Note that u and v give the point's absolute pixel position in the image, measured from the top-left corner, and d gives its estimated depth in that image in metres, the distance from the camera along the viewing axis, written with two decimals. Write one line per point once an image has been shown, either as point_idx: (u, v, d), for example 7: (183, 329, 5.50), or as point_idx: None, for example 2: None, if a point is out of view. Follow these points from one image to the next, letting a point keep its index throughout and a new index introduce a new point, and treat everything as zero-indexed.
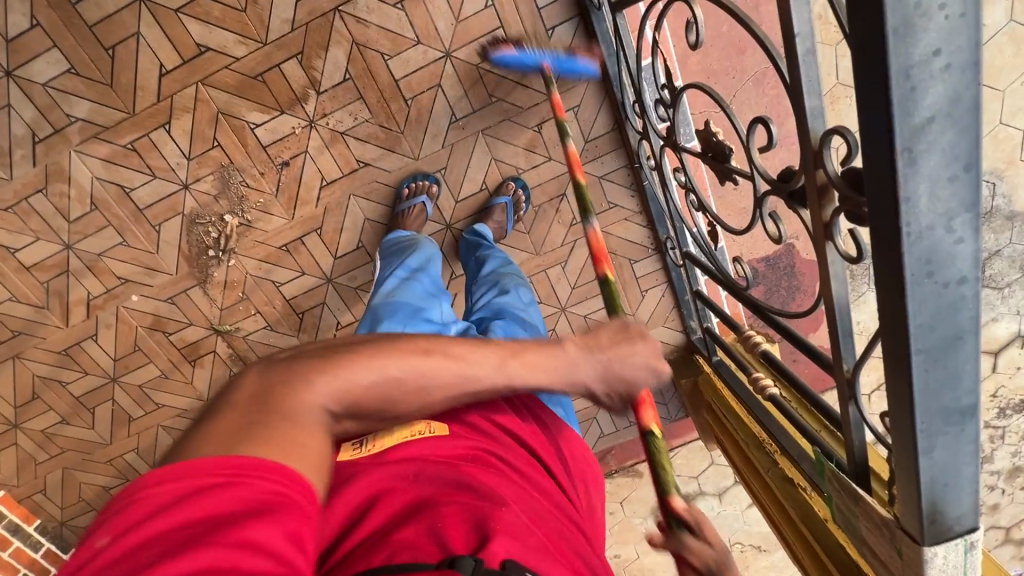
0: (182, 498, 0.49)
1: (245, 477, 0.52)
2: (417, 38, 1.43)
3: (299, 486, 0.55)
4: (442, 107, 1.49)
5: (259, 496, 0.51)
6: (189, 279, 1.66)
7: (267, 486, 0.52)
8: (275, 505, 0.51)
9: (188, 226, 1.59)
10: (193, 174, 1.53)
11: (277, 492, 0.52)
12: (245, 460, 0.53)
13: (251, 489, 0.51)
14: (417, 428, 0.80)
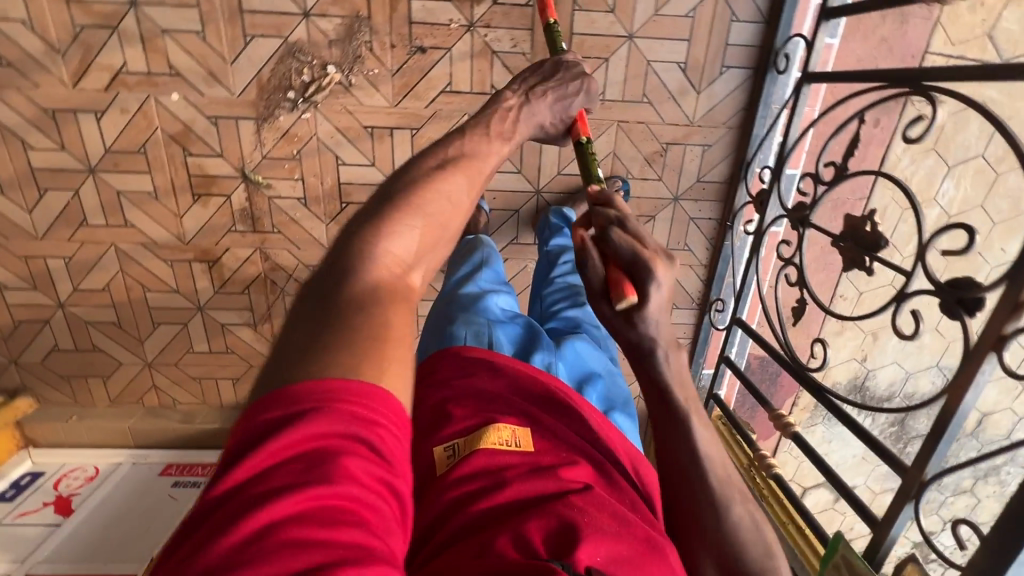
0: (278, 429, 0.45)
1: (340, 405, 0.47)
2: (614, 7, 1.40)
3: (395, 409, 0.50)
4: (597, 82, 1.47)
5: (356, 425, 0.47)
6: (248, 109, 1.45)
7: (358, 417, 0.47)
8: (373, 440, 0.47)
9: (282, 55, 1.40)
10: (321, 7, 1.36)
11: (368, 426, 0.47)
12: (340, 387, 0.48)
13: (343, 423, 0.46)
14: (504, 436, 0.85)
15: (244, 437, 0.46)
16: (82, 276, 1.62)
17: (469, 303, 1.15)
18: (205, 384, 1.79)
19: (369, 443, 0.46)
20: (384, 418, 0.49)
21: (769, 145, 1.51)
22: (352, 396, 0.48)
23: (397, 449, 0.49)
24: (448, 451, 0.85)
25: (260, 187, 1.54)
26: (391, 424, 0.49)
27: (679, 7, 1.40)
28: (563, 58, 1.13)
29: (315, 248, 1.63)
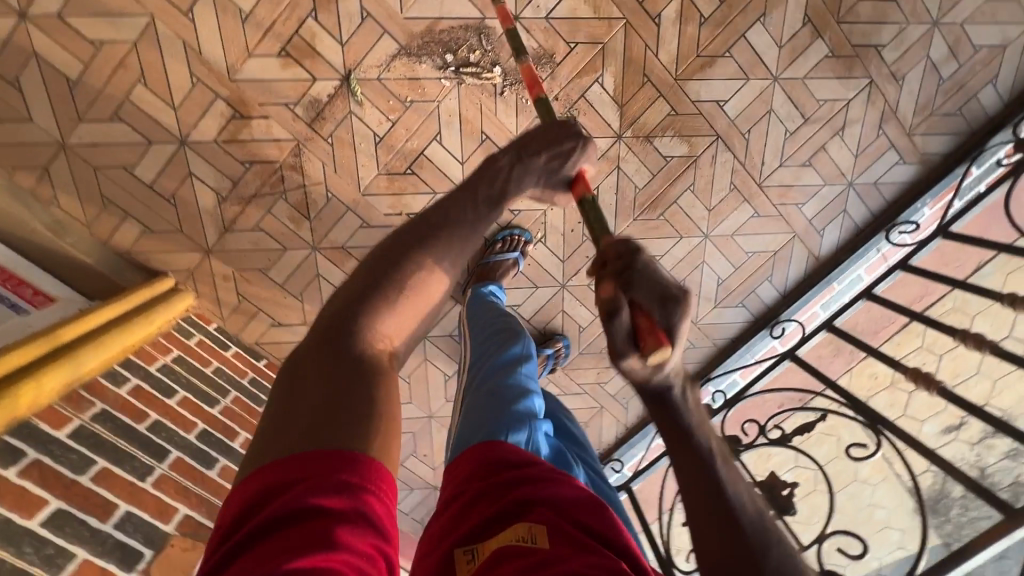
0: (271, 493, 0.47)
1: (321, 459, 0.49)
2: (710, 209, 1.64)
3: (381, 475, 0.51)
4: (661, 245, 1.67)
5: (342, 489, 0.48)
6: (402, 32, 1.37)
7: (342, 474, 0.49)
8: (362, 506, 0.47)
9: (470, 24, 1.38)
10: (530, 23, 1.40)
11: (351, 481, 0.49)
12: (325, 456, 0.49)
13: (328, 478, 0.48)
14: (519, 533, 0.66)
15: (237, 504, 0.47)
16: (80, 11, 1.27)
17: (505, 393, 1.04)
18: (109, 209, 1.45)
19: (357, 507, 0.47)
20: (365, 477, 0.50)
21: (730, 382, 1.81)
22: (328, 450, 0.50)
23: (385, 516, 0.49)
24: (466, 555, 0.67)
25: (349, 97, 1.42)
26: (376, 494, 0.49)
27: (746, 244, 1.70)
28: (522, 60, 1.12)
29: (349, 181, 1.50)
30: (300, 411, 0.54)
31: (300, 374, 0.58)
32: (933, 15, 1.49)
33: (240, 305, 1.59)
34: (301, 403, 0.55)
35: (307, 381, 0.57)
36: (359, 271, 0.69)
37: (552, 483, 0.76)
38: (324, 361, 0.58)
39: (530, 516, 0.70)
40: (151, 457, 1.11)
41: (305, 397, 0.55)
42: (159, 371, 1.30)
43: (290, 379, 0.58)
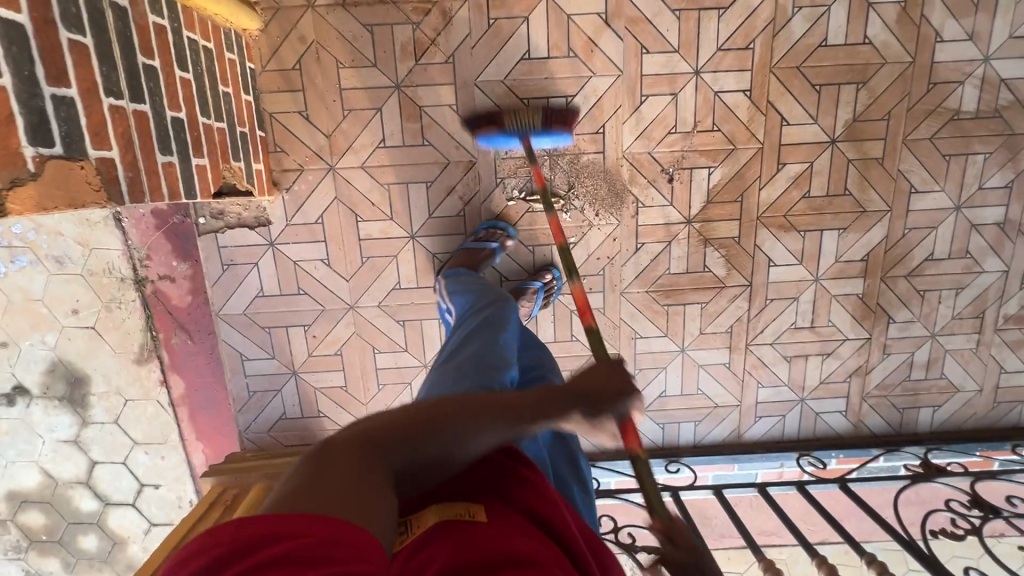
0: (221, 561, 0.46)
1: (317, 525, 0.49)
2: (701, 331, 1.73)
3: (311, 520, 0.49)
4: (647, 329, 1.72)
5: (282, 535, 0.47)
6: (615, 4, 1.44)
7: (327, 532, 0.48)
8: (295, 541, 0.47)
9: (663, 46, 1.48)
10: (702, 87, 1.51)
11: (296, 533, 0.48)
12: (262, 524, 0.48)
13: (288, 522, 0.48)
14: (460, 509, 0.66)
15: (232, 539, 0.47)
16: None
17: (480, 359, 0.98)
18: None
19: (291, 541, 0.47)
20: (314, 523, 0.49)
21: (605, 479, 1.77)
22: (312, 516, 0.50)
23: (321, 528, 0.49)
24: (401, 526, 0.65)
25: (537, 8, 1.43)
26: (305, 530, 0.48)
27: (703, 381, 1.78)
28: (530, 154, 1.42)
29: (474, 64, 1.47)
30: (315, 485, 0.54)
31: (328, 455, 0.59)
32: (934, 328, 1.76)
33: (289, 72, 1.45)
34: (320, 484, 0.54)
35: (326, 464, 0.58)
36: (410, 412, 0.69)
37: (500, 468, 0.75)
38: (357, 449, 0.61)
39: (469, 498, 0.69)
40: (126, 88, 0.93)
41: (320, 479, 0.55)
42: (187, 40, 1.13)
43: (319, 454, 0.60)
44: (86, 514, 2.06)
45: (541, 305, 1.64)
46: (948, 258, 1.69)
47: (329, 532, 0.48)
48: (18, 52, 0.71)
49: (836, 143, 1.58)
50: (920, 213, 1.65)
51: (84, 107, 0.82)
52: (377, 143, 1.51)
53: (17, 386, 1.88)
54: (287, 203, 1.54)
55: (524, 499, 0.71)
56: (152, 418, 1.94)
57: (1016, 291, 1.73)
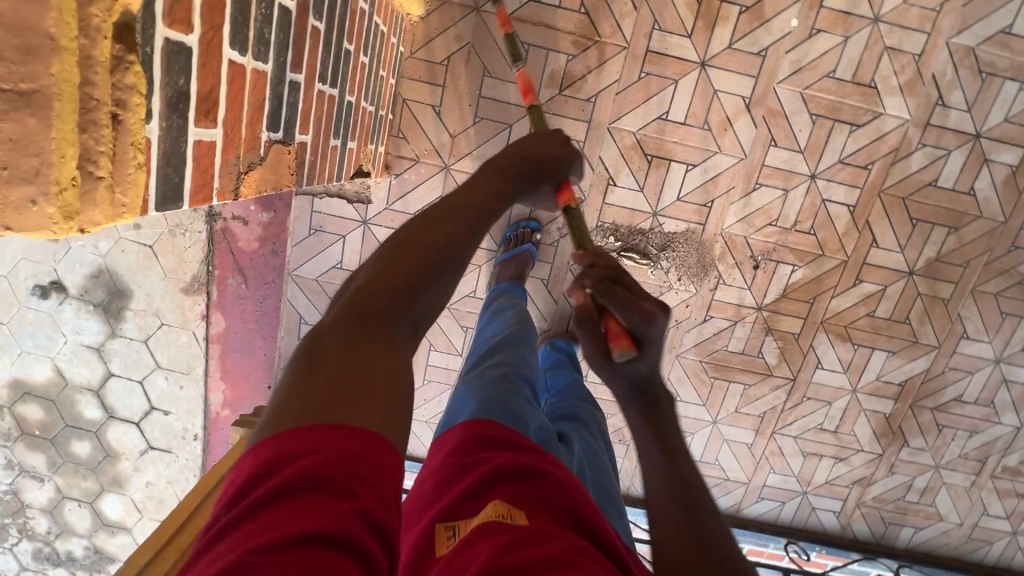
0: (249, 486, 0.41)
1: (329, 436, 0.43)
2: (736, 410, 1.81)
3: (325, 433, 0.44)
4: (689, 395, 1.78)
5: (298, 452, 0.42)
6: (761, 92, 1.48)
7: (342, 437, 0.43)
8: (309, 457, 0.42)
9: (791, 144, 1.53)
10: (813, 190, 1.57)
11: (311, 448, 0.42)
12: (280, 440, 0.44)
13: (310, 435, 0.43)
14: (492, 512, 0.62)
15: (243, 467, 0.43)
16: None
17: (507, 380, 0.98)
18: None
19: (312, 455, 0.42)
20: (336, 434, 0.44)
21: None
22: (334, 425, 0.44)
23: (340, 441, 0.43)
24: (447, 531, 0.64)
25: (688, 74, 1.46)
26: (317, 448, 0.43)
27: (722, 455, 1.87)
28: (517, 65, 1.04)
29: (612, 109, 1.49)
30: (312, 390, 0.48)
31: (319, 356, 0.51)
32: (940, 460, 1.88)
33: (435, 65, 1.45)
34: (313, 381, 0.49)
35: (317, 367, 0.50)
36: (379, 279, 0.58)
37: (528, 458, 0.73)
38: (342, 331, 0.53)
39: (505, 488, 0.68)
40: (329, 72, 0.93)
41: (316, 375, 0.49)
42: (373, 23, 1.13)
43: (306, 349, 0.53)
44: (86, 421, 2.02)
45: None
46: (974, 402, 1.81)
47: (345, 437, 0.43)
48: (283, 38, 0.72)
49: (913, 275, 1.66)
50: (963, 356, 1.75)
51: (304, 93, 0.83)
52: (497, 157, 1.52)
53: (55, 281, 1.83)
54: (392, 188, 1.55)
55: (538, 476, 0.70)
56: (183, 347, 1.91)
57: (1020, 446, 1.87)
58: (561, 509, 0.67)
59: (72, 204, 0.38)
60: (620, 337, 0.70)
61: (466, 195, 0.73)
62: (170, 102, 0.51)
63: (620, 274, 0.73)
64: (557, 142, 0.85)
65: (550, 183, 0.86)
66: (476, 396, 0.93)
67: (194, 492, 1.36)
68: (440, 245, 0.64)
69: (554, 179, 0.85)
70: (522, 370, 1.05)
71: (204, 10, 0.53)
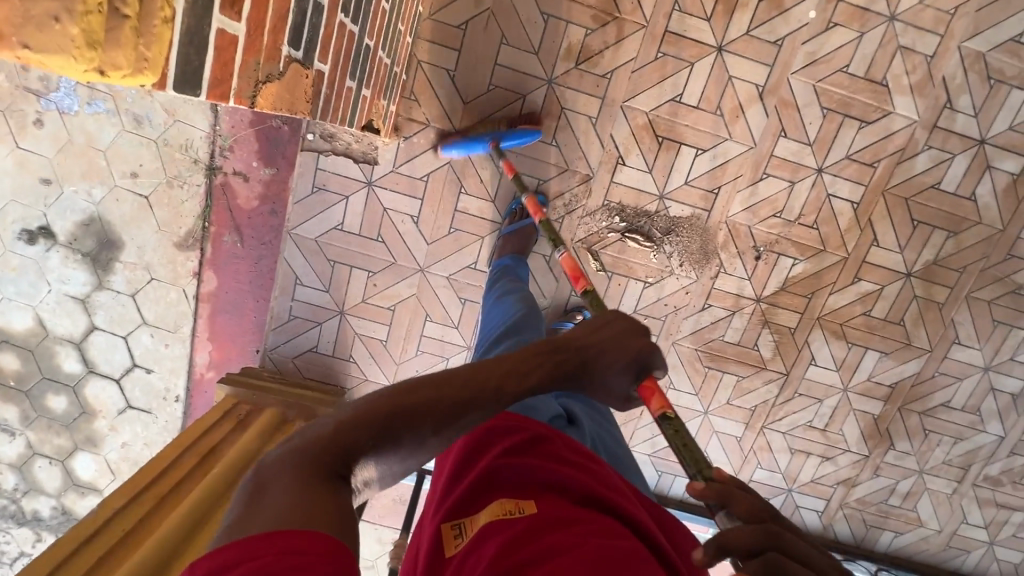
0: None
1: (266, 542, 0.48)
2: (728, 402, 1.81)
3: (260, 539, 0.48)
4: (682, 383, 1.78)
5: (236, 558, 0.47)
6: (774, 82, 1.49)
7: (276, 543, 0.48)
8: (246, 557, 0.47)
9: (800, 136, 1.54)
10: (819, 184, 1.58)
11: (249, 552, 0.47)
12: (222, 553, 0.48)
13: (252, 542, 0.48)
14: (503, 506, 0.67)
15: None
16: None
17: None
18: None
19: (249, 554, 0.47)
20: (271, 540, 0.48)
21: None
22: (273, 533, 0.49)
23: (274, 542, 0.48)
24: (454, 529, 0.69)
25: (705, 58, 1.46)
26: (256, 546, 0.48)
27: (712, 446, 1.86)
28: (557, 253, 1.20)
29: (627, 88, 1.49)
30: (258, 515, 0.52)
31: (267, 490, 0.56)
32: (924, 466, 1.90)
33: (453, 29, 1.44)
34: (260, 514, 0.53)
35: (262, 503, 0.54)
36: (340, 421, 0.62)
37: (537, 457, 0.76)
38: (293, 474, 0.57)
39: (515, 488, 0.72)
40: (352, 7, 0.91)
41: (261, 516, 0.52)
42: None
43: (256, 488, 0.57)
44: (65, 374, 1.95)
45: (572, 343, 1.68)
46: (960, 409, 1.83)
47: (284, 538, 0.48)
48: None
49: (910, 276, 1.68)
50: (953, 362, 1.77)
51: (326, 18, 0.81)
52: (507, 127, 1.51)
53: (44, 227, 1.76)
54: (400, 151, 1.53)
55: (531, 467, 0.73)
56: (171, 304, 1.87)
57: (1003, 456, 1.89)
58: (586, 500, 0.71)
59: (94, 32, 0.37)
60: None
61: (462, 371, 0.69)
62: None
63: (778, 539, 0.56)
64: (634, 337, 0.79)
65: (610, 357, 0.77)
66: None
67: (175, 443, 1.34)
68: (419, 402, 0.64)
69: (633, 370, 0.79)
70: None
71: None
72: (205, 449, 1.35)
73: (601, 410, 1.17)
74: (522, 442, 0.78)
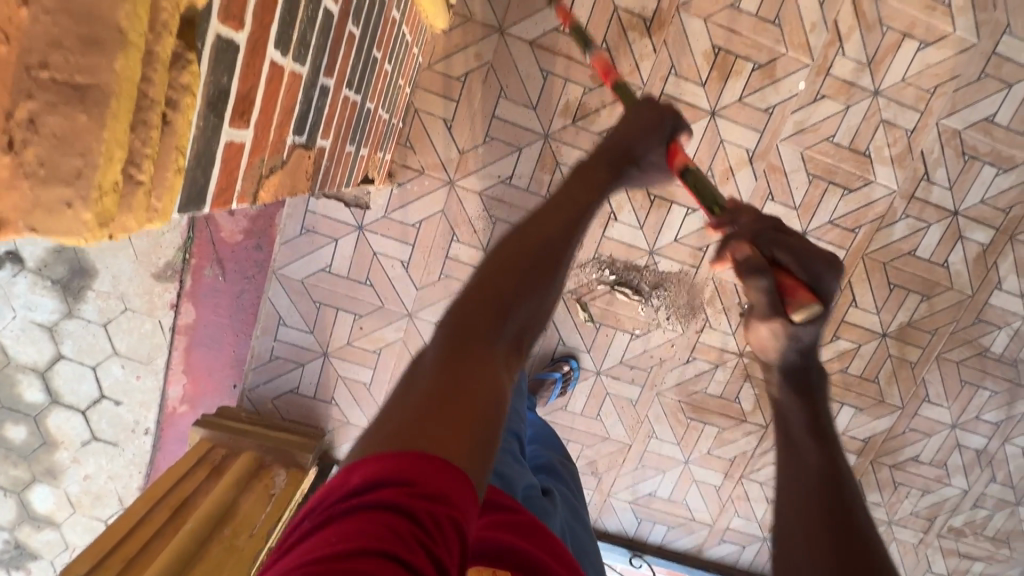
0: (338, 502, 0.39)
1: (422, 464, 0.39)
2: (709, 451, 1.82)
3: (411, 464, 0.39)
4: (664, 432, 1.79)
5: (393, 478, 0.39)
6: (764, 147, 1.53)
7: (433, 473, 0.39)
8: (403, 486, 0.38)
9: (787, 200, 1.58)
10: None
11: (405, 475, 0.39)
12: (379, 458, 0.40)
13: (410, 462, 0.39)
14: None
15: (334, 482, 0.40)
16: None
17: (494, 437, 0.93)
18: None
19: (407, 480, 0.39)
20: (433, 464, 0.40)
21: None
22: (426, 457, 0.40)
23: (434, 476, 0.39)
24: None
25: (698, 121, 1.50)
26: (411, 474, 0.39)
27: (691, 495, 1.86)
28: (591, 52, 1.04)
29: None
30: (408, 405, 0.44)
31: (419, 377, 0.47)
32: (893, 516, 1.95)
33: (452, 80, 1.44)
34: (417, 386, 0.47)
35: (419, 384, 0.46)
36: (491, 285, 0.54)
37: (511, 533, 0.64)
38: (450, 345, 0.49)
39: (485, 565, 0.59)
40: (356, 79, 0.90)
41: (411, 397, 0.45)
42: (401, 33, 1.12)
43: (414, 364, 0.50)
44: (26, 405, 1.83)
45: (558, 392, 1.69)
46: (928, 463, 1.89)
47: (440, 474, 0.39)
48: (322, 41, 0.69)
49: (885, 336, 1.73)
50: (923, 419, 1.83)
51: (331, 98, 0.80)
52: (503, 178, 1.51)
53: (12, 252, 1.68)
54: (393, 197, 1.52)
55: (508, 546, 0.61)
56: (145, 336, 1.78)
57: (966, 509, 1.95)
58: None
59: (109, 210, 0.34)
60: (799, 289, 0.64)
61: (573, 194, 0.69)
62: (210, 101, 0.47)
63: (777, 225, 0.72)
64: (661, 118, 0.83)
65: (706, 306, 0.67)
66: None
67: (144, 497, 1.28)
68: (538, 249, 0.60)
69: (662, 137, 0.83)
70: (510, 424, 1.00)
71: (257, 8, 0.51)
72: (176, 503, 1.29)
73: (576, 498, 1.10)
74: (501, 517, 0.66)
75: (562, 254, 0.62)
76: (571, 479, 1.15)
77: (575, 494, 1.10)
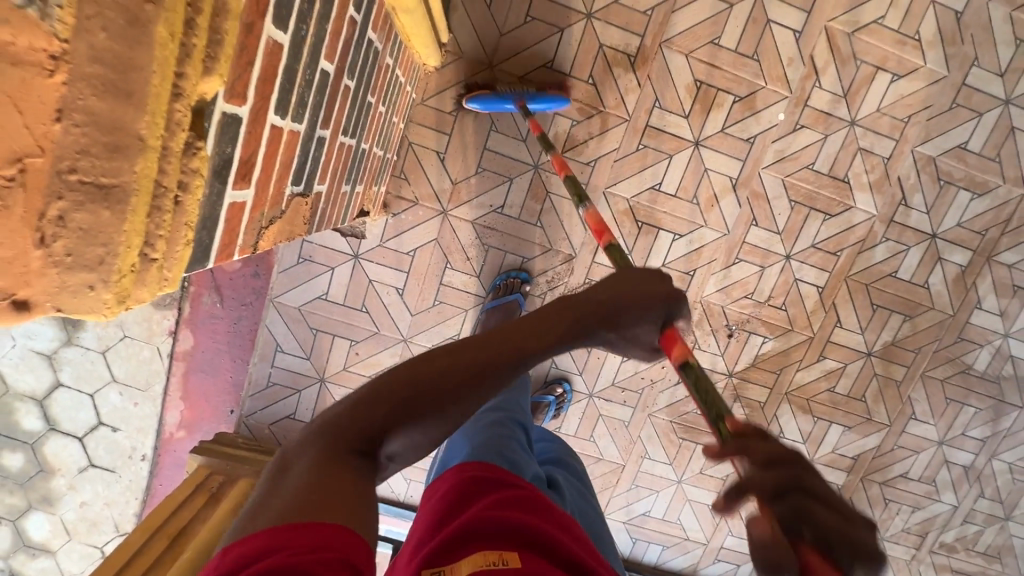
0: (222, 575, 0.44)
1: (301, 533, 0.46)
2: (701, 471, 1.85)
3: (295, 528, 0.46)
4: (657, 452, 1.82)
5: (270, 549, 0.44)
6: (746, 175, 1.58)
7: (315, 535, 0.46)
8: (287, 545, 0.45)
9: (770, 225, 1.63)
10: (788, 269, 1.67)
11: (287, 540, 0.45)
12: (258, 535, 0.46)
13: (291, 531, 0.46)
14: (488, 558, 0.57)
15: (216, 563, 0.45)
16: None
17: (502, 425, 0.94)
18: None
19: (291, 540, 0.45)
20: (315, 528, 0.46)
21: None
22: (303, 524, 0.47)
23: (320, 532, 0.46)
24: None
25: (682, 151, 1.55)
26: (295, 536, 0.45)
27: (685, 514, 1.88)
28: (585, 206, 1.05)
29: (609, 174, 1.57)
30: (282, 500, 0.50)
31: (295, 473, 0.53)
32: (885, 533, 1.97)
33: (445, 115, 1.50)
34: (286, 489, 0.51)
35: (291, 486, 0.51)
36: (379, 397, 0.56)
37: (523, 512, 0.67)
38: (323, 450, 0.54)
39: (499, 541, 0.61)
40: (351, 126, 0.94)
41: (286, 494, 0.50)
42: (394, 75, 1.17)
43: (283, 467, 0.55)
44: (23, 432, 1.83)
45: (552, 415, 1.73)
46: (917, 479, 1.92)
47: (320, 531, 0.46)
48: (319, 100, 0.74)
49: (871, 356, 1.77)
50: (911, 436, 1.87)
51: (327, 146, 0.84)
52: (495, 207, 1.56)
53: None
54: (388, 226, 1.58)
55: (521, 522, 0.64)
56: (143, 362, 1.78)
57: (956, 524, 1.97)
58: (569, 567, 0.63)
59: (127, 289, 0.39)
60: None
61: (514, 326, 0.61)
62: (216, 170, 0.52)
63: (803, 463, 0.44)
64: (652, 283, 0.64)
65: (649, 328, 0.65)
66: (471, 441, 0.87)
67: (142, 527, 1.30)
68: (447, 371, 0.57)
69: (652, 320, 0.64)
70: (517, 413, 1.01)
71: (260, 82, 0.55)
72: (174, 531, 1.31)
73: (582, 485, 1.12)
74: (510, 497, 0.69)
75: (467, 392, 0.58)
76: (578, 470, 1.15)
77: (580, 480, 1.12)
